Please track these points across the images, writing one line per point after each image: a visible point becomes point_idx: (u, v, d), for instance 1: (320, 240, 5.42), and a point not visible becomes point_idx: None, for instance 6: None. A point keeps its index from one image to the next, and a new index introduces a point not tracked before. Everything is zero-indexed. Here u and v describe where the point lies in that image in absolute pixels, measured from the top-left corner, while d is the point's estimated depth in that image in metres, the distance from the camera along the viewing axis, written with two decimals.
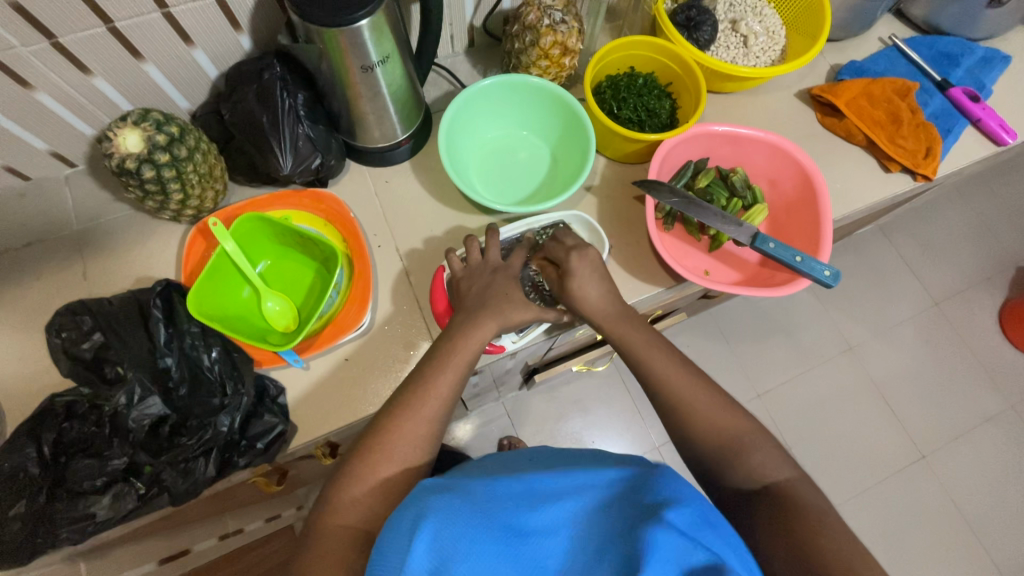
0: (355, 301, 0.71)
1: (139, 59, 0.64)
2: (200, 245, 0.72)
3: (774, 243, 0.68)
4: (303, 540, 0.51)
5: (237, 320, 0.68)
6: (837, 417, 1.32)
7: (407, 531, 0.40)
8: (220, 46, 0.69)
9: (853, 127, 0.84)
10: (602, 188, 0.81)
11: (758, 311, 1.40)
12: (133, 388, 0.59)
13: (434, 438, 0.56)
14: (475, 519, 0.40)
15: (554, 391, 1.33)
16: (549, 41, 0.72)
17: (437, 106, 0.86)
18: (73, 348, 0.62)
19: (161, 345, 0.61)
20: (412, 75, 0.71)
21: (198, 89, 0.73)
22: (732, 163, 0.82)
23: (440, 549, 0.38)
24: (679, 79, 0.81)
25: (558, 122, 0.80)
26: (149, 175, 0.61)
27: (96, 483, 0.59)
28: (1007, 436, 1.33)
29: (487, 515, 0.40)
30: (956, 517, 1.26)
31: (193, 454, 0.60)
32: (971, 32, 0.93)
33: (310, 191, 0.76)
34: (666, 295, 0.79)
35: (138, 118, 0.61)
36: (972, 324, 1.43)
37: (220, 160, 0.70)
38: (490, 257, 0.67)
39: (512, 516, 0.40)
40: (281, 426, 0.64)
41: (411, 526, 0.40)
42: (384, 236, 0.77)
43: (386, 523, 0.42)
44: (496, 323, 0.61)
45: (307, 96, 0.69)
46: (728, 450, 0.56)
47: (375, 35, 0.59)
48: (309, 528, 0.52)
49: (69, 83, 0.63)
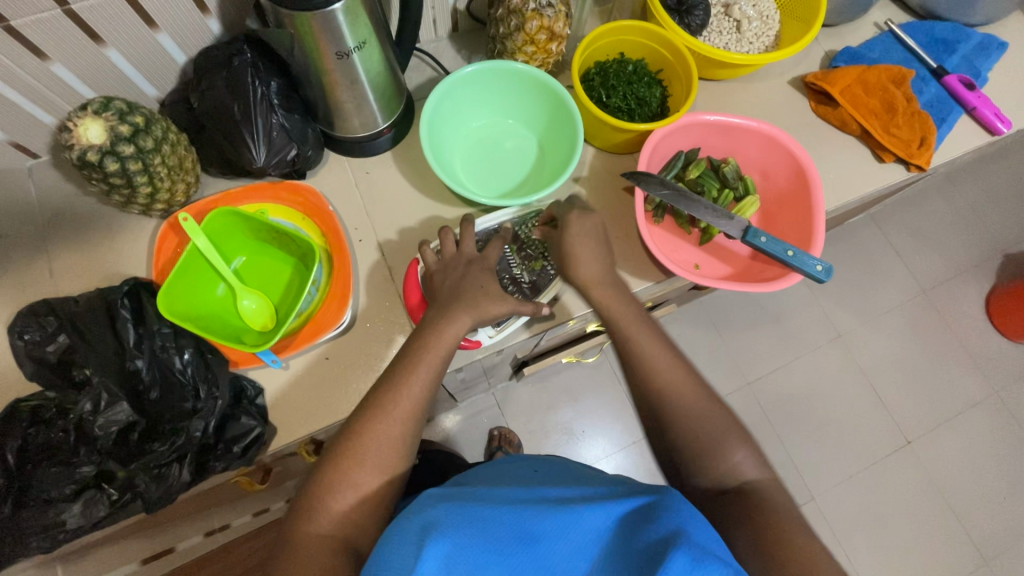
0: (334, 298, 0.68)
1: (100, 43, 0.61)
2: (172, 241, 0.69)
3: (766, 236, 0.66)
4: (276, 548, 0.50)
5: (213, 320, 0.65)
6: (824, 404, 1.32)
7: (413, 539, 0.39)
8: (186, 28, 0.65)
9: (848, 115, 0.82)
10: (591, 179, 0.79)
11: (748, 300, 1.39)
12: (99, 394, 0.56)
13: (409, 439, 0.54)
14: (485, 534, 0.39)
15: (544, 380, 1.32)
16: (535, 25, 0.69)
17: (419, 93, 0.82)
18: (37, 350, 0.59)
19: (130, 347, 0.58)
20: (392, 60, 0.67)
21: (166, 75, 0.70)
22: (724, 154, 0.80)
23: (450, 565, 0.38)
24: (670, 66, 0.79)
25: (545, 110, 0.77)
26: (113, 168, 0.57)
27: (65, 490, 0.57)
28: (990, 422, 1.35)
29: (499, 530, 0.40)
30: (939, 502, 1.28)
31: (166, 460, 0.58)
32: (967, 17, 0.91)
33: (287, 182, 0.73)
34: (654, 289, 0.77)
35: (99, 107, 0.57)
36: (959, 311, 1.43)
37: (190, 151, 0.67)
38: (465, 249, 0.65)
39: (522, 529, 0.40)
40: (258, 429, 0.62)
41: (418, 536, 0.39)
42: (365, 229, 0.74)
43: (388, 530, 0.42)
44: (470, 317, 0.58)
45: (281, 83, 0.66)
46: (710, 449, 0.54)
47: (349, 19, 0.56)
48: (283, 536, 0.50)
49: (24, 70, 0.59)
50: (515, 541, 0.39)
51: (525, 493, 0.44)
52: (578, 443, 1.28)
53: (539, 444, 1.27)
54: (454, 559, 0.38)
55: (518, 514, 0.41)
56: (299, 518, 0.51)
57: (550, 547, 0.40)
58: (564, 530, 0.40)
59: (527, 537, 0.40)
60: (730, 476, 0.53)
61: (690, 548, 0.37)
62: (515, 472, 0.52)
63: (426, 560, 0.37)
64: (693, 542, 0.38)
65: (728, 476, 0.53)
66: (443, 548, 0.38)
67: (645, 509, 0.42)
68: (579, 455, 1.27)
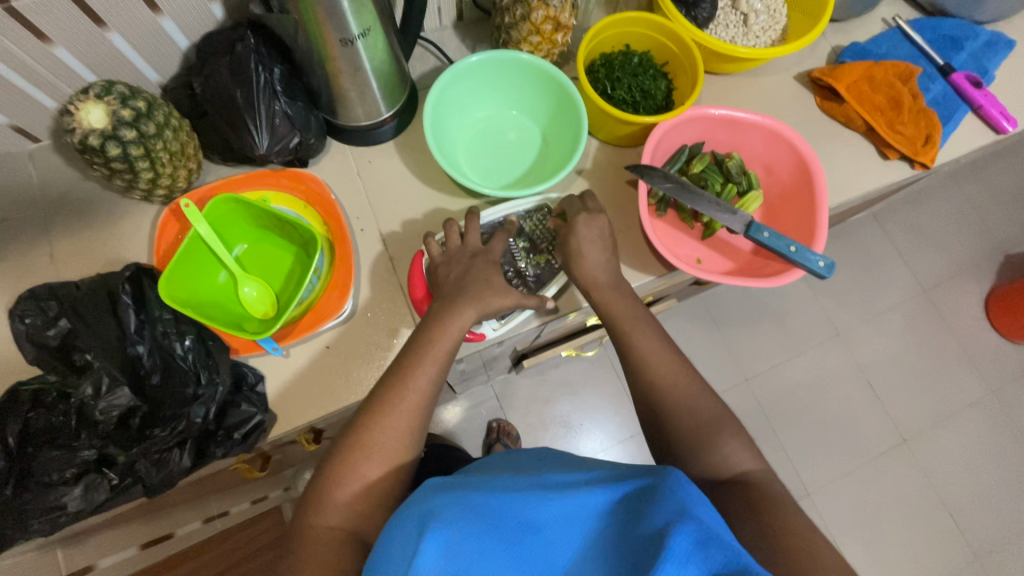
0: (336, 286, 0.68)
1: (102, 27, 0.60)
2: (174, 228, 0.69)
3: (768, 232, 0.66)
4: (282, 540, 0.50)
5: (213, 306, 0.65)
6: (822, 402, 1.33)
7: (414, 533, 0.40)
8: (189, 12, 0.65)
9: (853, 112, 0.82)
10: (594, 171, 0.79)
11: (748, 296, 1.39)
12: (100, 378, 0.56)
13: (415, 432, 0.54)
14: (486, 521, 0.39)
15: (543, 373, 1.32)
16: (541, 15, 0.69)
17: (423, 82, 0.82)
18: (38, 335, 0.59)
19: (131, 332, 0.59)
20: (396, 49, 0.67)
21: (169, 60, 0.69)
22: (728, 148, 0.80)
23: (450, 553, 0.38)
24: (676, 59, 0.78)
25: (549, 101, 0.77)
26: (115, 152, 0.57)
27: (65, 474, 0.56)
28: (987, 421, 1.35)
29: (499, 514, 0.40)
30: (935, 499, 1.28)
31: (167, 445, 0.58)
32: (975, 15, 0.90)
33: (289, 170, 0.72)
34: (656, 283, 0.77)
35: (101, 91, 0.57)
36: (959, 310, 1.43)
37: (192, 137, 0.66)
38: (469, 242, 0.65)
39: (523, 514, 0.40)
40: (259, 416, 0.63)
41: (418, 529, 0.40)
42: (366, 219, 0.74)
43: (388, 524, 0.43)
44: (475, 310, 0.58)
45: (284, 70, 0.66)
46: (709, 441, 0.55)
47: (354, 6, 0.56)
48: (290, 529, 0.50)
49: (27, 52, 0.59)
50: (517, 529, 0.40)
51: (527, 481, 0.44)
52: (576, 436, 1.29)
53: (537, 437, 1.28)
54: (454, 550, 0.38)
55: (519, 501, 0.41)
56: (304, 511, 0.51)
57: (552, 531, 0.40)
58: (566, 515, 0.40)
59: (528, 523, 0.40)
60: (735, 470, 0.53)
61: (691, 529, 0.38)
62: (517, 464, 0.52)
63: (427, 552, 0.38)
64: (696, 524, 0.38)
65: (731, 472, 0.53)
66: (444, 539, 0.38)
67: (647, 493, 0.42)
68: (577, 448, 1.27)
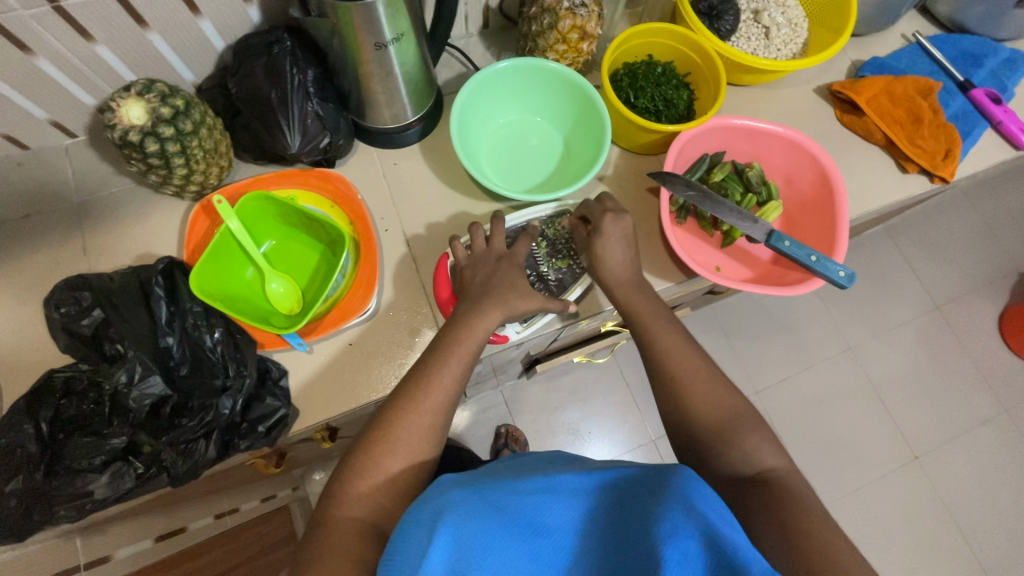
0: (361, 285, 0.70)
1: (144, 27, 0.62)
2: (204, 223, 0.70)
3: (789, 241, 0.67)
4: (309, 535, 0.50)
5: (242, 301, 0.67)
6: (832, 416, 1.32)
7: (427, 527, 0.40)
8: (227, 14, 0.66)
9: (873, 125, 0.83)
10: (615, 178, 0.80)
11: (760, 307, 1.39)
12: (134, 366, 0.58)
13: (439, 429, 0.55)
14: (494, 520, 0.39)
15: (553, 380, 1.33)
16: (568, 24, 0.70)
17: (448, 88, 0.84)
18: (72, 324, 0.59)
19: (162, 324, 0.60)
20: (425, 54, 0.68)
21: (204, 61, 0.71)
22: (748, 158, 0.81)
23: (460, 551, 0.38)
24: (698, 70, 0.79)
25: (573, 109, 0.78)
26: (153, 148, 0.58)
27: (94, 461, 0.57)
28: (1000, 442, 1.34)
29: (508, 512, 0.40)
30: (946, 519, 1.27)
31: (194, 435, 0.59)
32: (995, 32, 0.91)
33: (317, 170, 0.74)
34: (674, 289, 0.77)
35: (142, 89, 0.59)
36: (973, 328, 1.42)
37: (225, 135, 0.68)
38: (495, 245, 0.66)
39: (534, 512, 0.41)
40: (284, 410, 0.64)
41: (431, 522, 0.40)
42: (391, 220, 0.75)
43: (402, 519, 0.43)
44: (500, 312, 0.60)
45: (317, 73, 0.68)
46: (732, 450, 0.55)
47: (390, 12, 0.57)
48: (316, 522, 0.51)
49: (70, 50, 0.61)
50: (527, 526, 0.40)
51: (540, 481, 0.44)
52: (583, 444, 1.29)
53: (545, 443, 1.28)
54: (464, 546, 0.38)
55: (531, 501, 0.41)
56: (326, 505, 0.52)
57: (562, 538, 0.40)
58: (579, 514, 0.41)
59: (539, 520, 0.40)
60: (757, 468, 0.54)
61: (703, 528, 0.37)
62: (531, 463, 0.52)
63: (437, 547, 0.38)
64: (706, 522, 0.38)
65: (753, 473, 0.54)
66: (455, 531, 0.39)
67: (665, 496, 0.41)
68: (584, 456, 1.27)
